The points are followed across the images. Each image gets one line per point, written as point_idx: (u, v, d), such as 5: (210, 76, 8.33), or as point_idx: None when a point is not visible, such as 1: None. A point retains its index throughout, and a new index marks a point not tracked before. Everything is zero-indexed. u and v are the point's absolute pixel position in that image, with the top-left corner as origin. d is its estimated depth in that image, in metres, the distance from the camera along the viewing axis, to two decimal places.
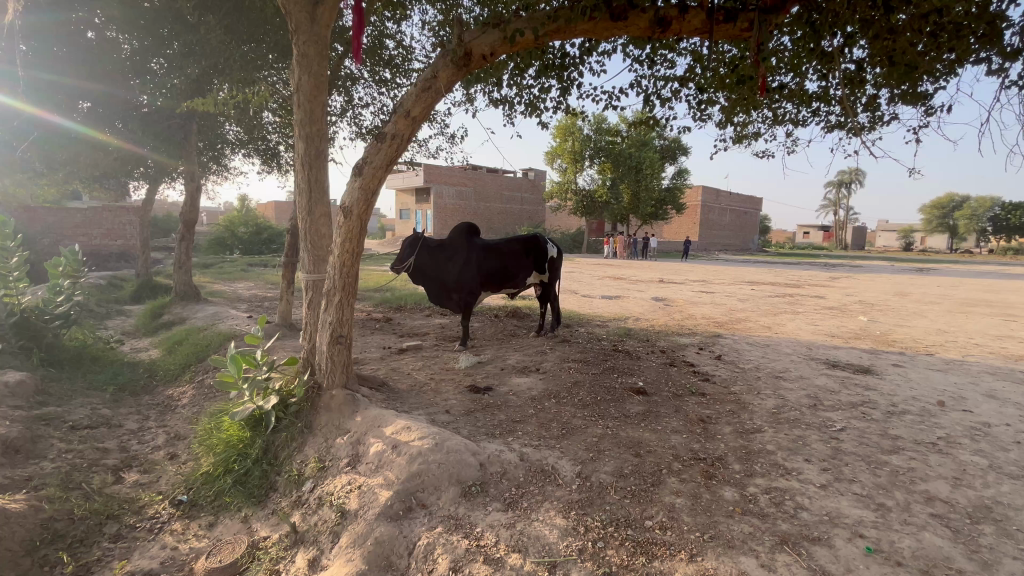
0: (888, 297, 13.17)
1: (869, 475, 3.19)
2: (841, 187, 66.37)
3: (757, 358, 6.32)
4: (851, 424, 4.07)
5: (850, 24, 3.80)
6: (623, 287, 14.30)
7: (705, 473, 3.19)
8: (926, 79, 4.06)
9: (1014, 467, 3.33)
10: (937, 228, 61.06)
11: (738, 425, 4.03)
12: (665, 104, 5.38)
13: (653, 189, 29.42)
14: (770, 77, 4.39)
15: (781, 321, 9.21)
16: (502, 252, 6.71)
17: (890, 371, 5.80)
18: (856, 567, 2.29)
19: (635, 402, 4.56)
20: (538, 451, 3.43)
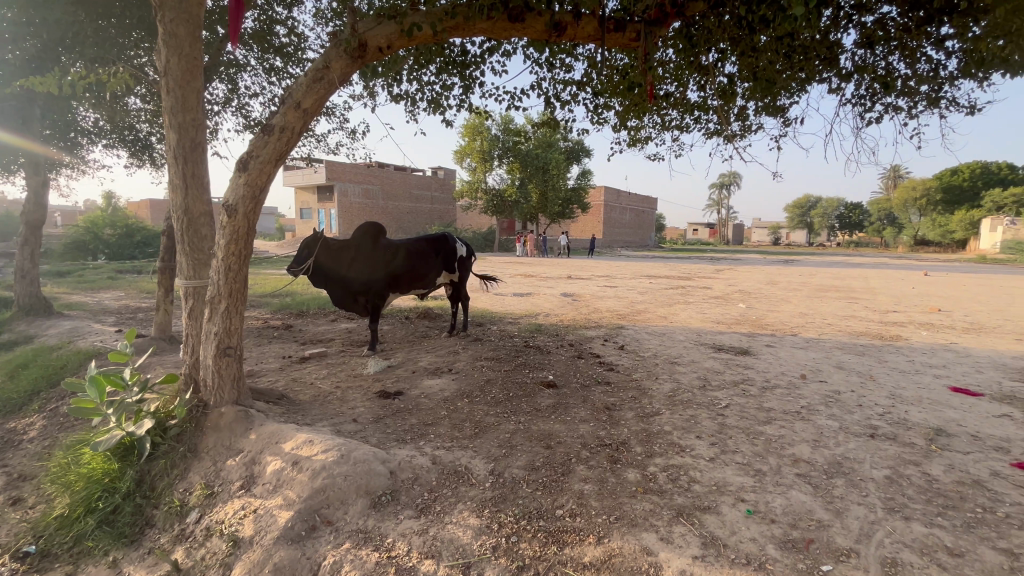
0: (761, 286, 14.95)
1: (748, 445, 3.58)
2: (721, 189, 74.04)
3: (656, 346, 6.82)
4: (733, 401, 4.55)
5: (723, 42, 4.23)
6: (534, 283, 14.69)
7: (610, 458, 3.37)
8: (783, 95, 4.67)
9: (857, 426, 3.94)
10: (798, 225, 70.47)
11: (639, 410, 4.32)
12: (565, 107, 5.60)
13: (560, 188, 30.56)
14: (658, 86, 4.76)
15: (675, 310, 10.04)
16: (410, 253, 6.51)
17: (764, 351, 6.57)
18: (740, 530, 2.55)
19: (545, 395, 4.70)
20: (451, 453, 3.39)
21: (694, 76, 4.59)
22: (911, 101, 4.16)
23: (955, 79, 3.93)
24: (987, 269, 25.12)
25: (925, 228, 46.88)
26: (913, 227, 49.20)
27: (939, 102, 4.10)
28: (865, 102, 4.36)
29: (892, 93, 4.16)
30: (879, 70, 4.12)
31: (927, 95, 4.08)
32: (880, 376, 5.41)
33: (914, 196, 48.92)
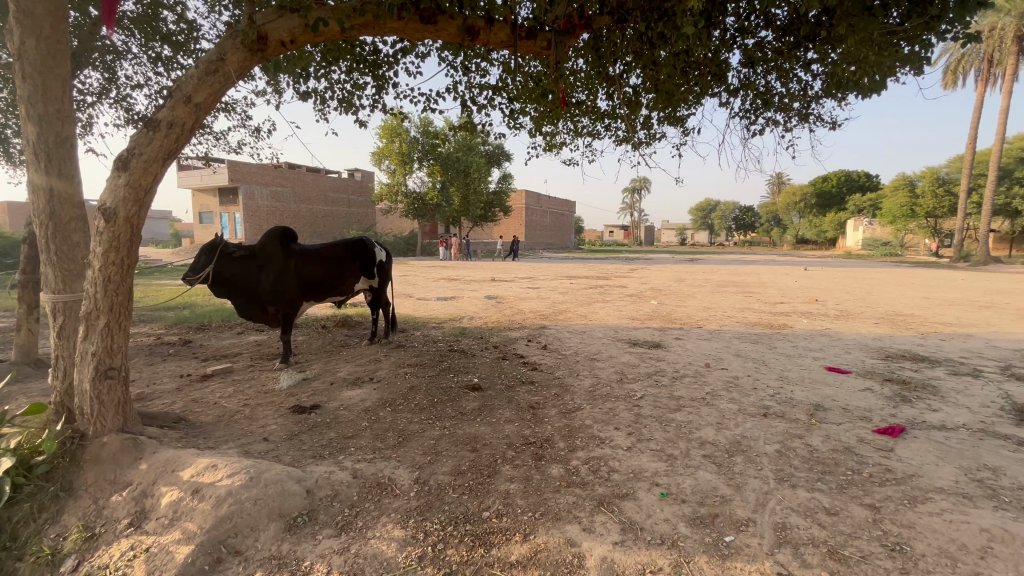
0: (671, 283, 16.05)
1: (661, 432, 3.83)
2: (633, 194, 78.60)
3: (577, 344, 7.06)
4: (648, 391, 4.85)
5: (627, 56, 4.51)
6: (457, 287, 14.60)
7: (535, 455, 3.44)
8: (681, 107, 5.08)
9: (753, 407, 4.36)
10: (701, 226, 76.67)
11: (562, 406, 4.46)
12: (482, 111, 5.65)
13: (481, 192, 30.67)
14: (570, 93, 4.97)
15: (594, 309, 10.48)
16: (323, 258, 6.15)
17: (674, 344, 7.06)
18: (655, 512, 2.71)
19: (471, 398, 4.69)
20: (373, 465, 3.27)
21: (602, 85, 4.85)
22: (786, 116, 4.70)
23: (819, 98, 4.51)
24: (853, 263, 28.96)
25: (804, 228, 53.07)
26: (795, 228, 55.51)
27: (808, 117, 4.67)
28: (750, 116, 4.85)
29: (771, 108, 4.67)
30: (760, 87, 4.60)
31: (799, 111, 4.63)
32: (771, 361, 6.03)
33: (794, 200, 55.21)
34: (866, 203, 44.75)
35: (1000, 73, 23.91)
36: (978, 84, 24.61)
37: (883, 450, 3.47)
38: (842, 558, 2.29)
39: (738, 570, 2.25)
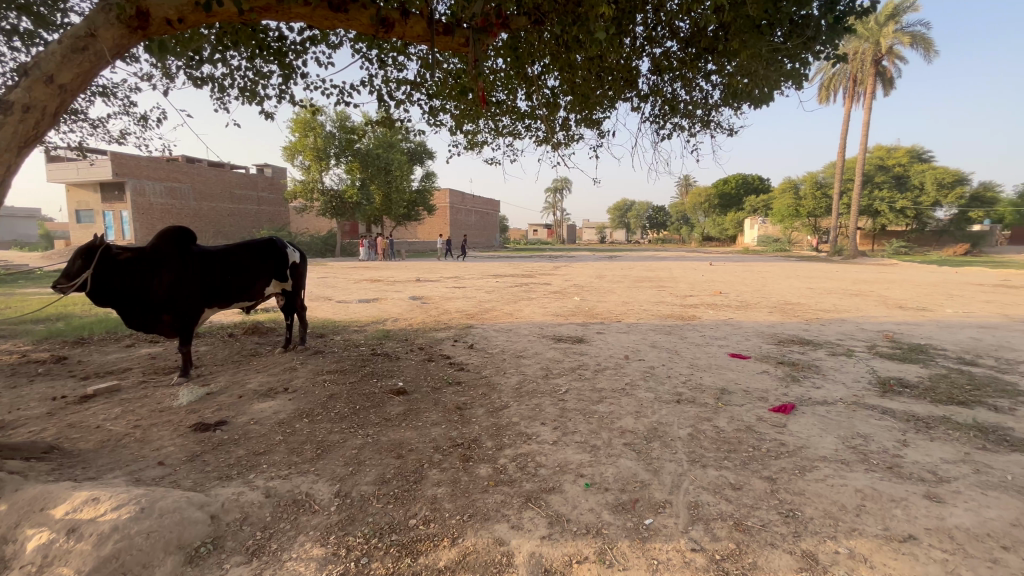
0: (592, 280, 16.68)
1: (585, 424, 3.96)
2: (555, 194, 80.86)
3: (503, 342, 7.11)
4: (572, 385, 5.00)
5: (544, 57, 4.60)
6: (380, 288, 14.13)
7: (462, 457, 3.40)
8: (597, 110, 5.30)
9: (667, 395, 4.65)
10: (618, 225, 80.64)
11: (489, 405, 4.45)
12: (401, 106, 5.51)
13: (404, 190, 29.90)
14: (489, 92, 4.98)
15: (519, 307, 10.63)
16: (228, 261, 5.65)
17: (596, 338, 7.34)
18: (580, 503, 2.79)
19: (395, 402, 4.54)
20: (288, 481, 3.05)
21: (522, 85, 4.91)
22: (690, 122, 5.06)
23: (718, 107, 4.90)
24: (751, 258, 31.95)
25: (709, 227, 57.68)
26: (701, 226, 60.15)
27: (710, 123, 5.06)
28: (659, 121, 5.16)
29: (678, 114, 5.00)
30: (667, 93, 4.91)
31: (701, 118, 5.00)
32: (683, 350, 6.47)
33: (700, 200, 59.82)
34: (760, 204, 49.58)
35: (862, 92, 27.57)
36: (846, 101, 28.18)
37: (778, 426, 3.85)
38: (745, 529, 2.50)
39: (657, 550, 2.37)
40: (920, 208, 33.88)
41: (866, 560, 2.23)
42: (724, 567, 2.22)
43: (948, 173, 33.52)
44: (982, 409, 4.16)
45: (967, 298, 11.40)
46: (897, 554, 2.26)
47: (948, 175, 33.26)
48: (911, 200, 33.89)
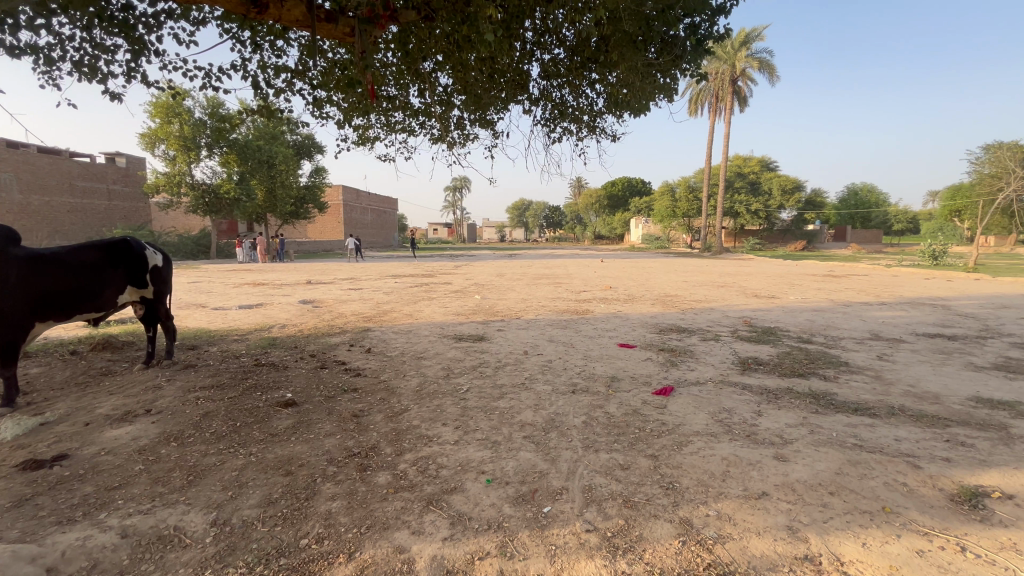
0: (492, 278, 16.86)
1: (486, 421, 4.00)
2: (454, 193, 80.61)
3: (403, 344, 6.92)
4: (473, 384, 5.02)
5: (437, 54, 4.57)
6: (265, 292, 12.98)
7: (359, 467, 3.24)
8: (491, 111, 5.39)
9: (563, 386, 4.88)
10: (517, 224, 82.76)
11: (388, 410, 4.31)
12: (281, 96, 5.10)
13: (290, 186, 27.73)
14: (379, 86, 4.81)
15: (420, 307, 10.44)
16: (66, 266, 4.76)
17: (497, 335, 7.46)
18: (481, 500, 2.81)
19: (283, 416, 4.20)
20: (152, 516, 2.68)
21: (413, 81, 4.81)
22: (578, 127, 5.34)
23: (602, 114, 5.24)
24: (637, 255, 34.77)
25: (600, 226, 61.56)
26: (593, 225, 63.97)
27: (596, 129, 5.39)
28: (550, 125, 5.39)
29: (566, 119, 5.27)
30: (556, 98, 5.15)
31: (588, 124, 5.32)
32: (577, 343, 6.83)
33: (592, 201, 63.63)
34: (643, 205, 54.03)
35: (723, 108, 31.31)
36: (710, 115, 31.82)
37: (660, 407, 4.23)
38: (633, 505, 2.72)
39: (555, 536, 2.47)
40: (769, 210, 39.46)
41: (731, 519, 2.54)
42: (615, 542, 2.39)
43: (788, 180, 39.58)
44: (815, 379, 4.97)
45: (803, 287, 13.52)
46: (754, 510, 2.61)
47: (787, 183, 39.35)
48: (762, 203, 39.26)
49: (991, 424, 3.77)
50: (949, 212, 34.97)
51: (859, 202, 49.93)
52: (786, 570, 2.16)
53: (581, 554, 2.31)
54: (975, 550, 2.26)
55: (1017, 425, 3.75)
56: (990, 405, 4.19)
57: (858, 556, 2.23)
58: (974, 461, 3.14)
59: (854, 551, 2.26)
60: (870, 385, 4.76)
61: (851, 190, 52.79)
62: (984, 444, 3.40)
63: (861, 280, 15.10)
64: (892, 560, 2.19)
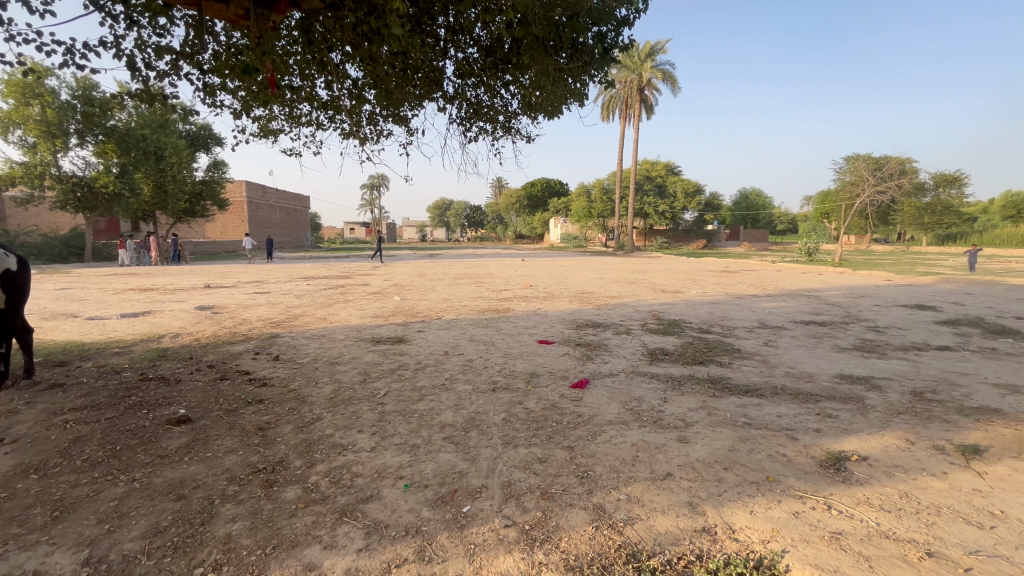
0: (412, 279, 16.47)
1: (404, 425, 3.90)
2: (370, 191, 77.67)
3: (315, 350, 6.54)
4: (391, 387, 4.87)
5: (345, 45, 4.38)
6: (154, 298, 11.64)
7: (265, 484, 3.01)
8: (404, 107, 5.26)
9: (484, 384, 4.90)
10: (437, 223, 81.72)
11: (298, 420, 4.04)
12: (165, 79, 4.60)
13: (184, 180, 25.12)
14: (281, 75, 4.50)
15: (334, 310, 9.93)
16: None
17: (417, 336, 7.31)
18: (399, 506, 2.74)
19: (175, 434, 3.79)
20: (3, 563, 2.29)
21: (319, 72, 4.57)
22: (494, 127, 5.39)
23: (517, 115, 5.34)
24: (555, 254, 35.84)
25: (520, 226, 62.56)
26: (513, 225, 64.95)
27: (511, 130, 5.47)
28: (466, 123, 5.39)
29: (481, 118, 5.29)
30: (471, 98, 5.15)
31: (503, 124, 5.37)
32: (498, 341, 6.89)
33: (512, 201, 64.53)
34: (560, 205, 55.72)
35: (632, 115, 33.12)
36: (621, 121, 33.56)
37: (577, 400, 4.39)
38: (550, 496, 2.79)
39: (474, 534, 2.47)
40: (674, 211, 42.51)
41: (639, 500, 2.70)
42: (533, 534, 2.44)
43: (690, 184, 42.98)
44: (713, 365, 5.43)
45: (703, 282, 14.74)
46: (660, 490, 2.80)
47: (689, 186, 42.66)
48: (667, 204, 42.22)
49: (851, 397, 4.37)
50: (820, 214, 39.98)
51: (748, 204, 55.39)
52: (686, 543, 2.34)
53: (500, 550, 2.34)
54: (838, 507, 2.60)
55: (870, 396, 4.39)
56: (851, 380, 4.85)
57: (747, 523, 2.48)
58: (839, 430, 3.61)
59: (744, 519, 2.51)
60: (758, 369, 5.30)
61: (742, 194, 58.41)
62: (846, 414, 3.93)
63: (752, 275, 16.76)
64: (774, 523, 2.46)
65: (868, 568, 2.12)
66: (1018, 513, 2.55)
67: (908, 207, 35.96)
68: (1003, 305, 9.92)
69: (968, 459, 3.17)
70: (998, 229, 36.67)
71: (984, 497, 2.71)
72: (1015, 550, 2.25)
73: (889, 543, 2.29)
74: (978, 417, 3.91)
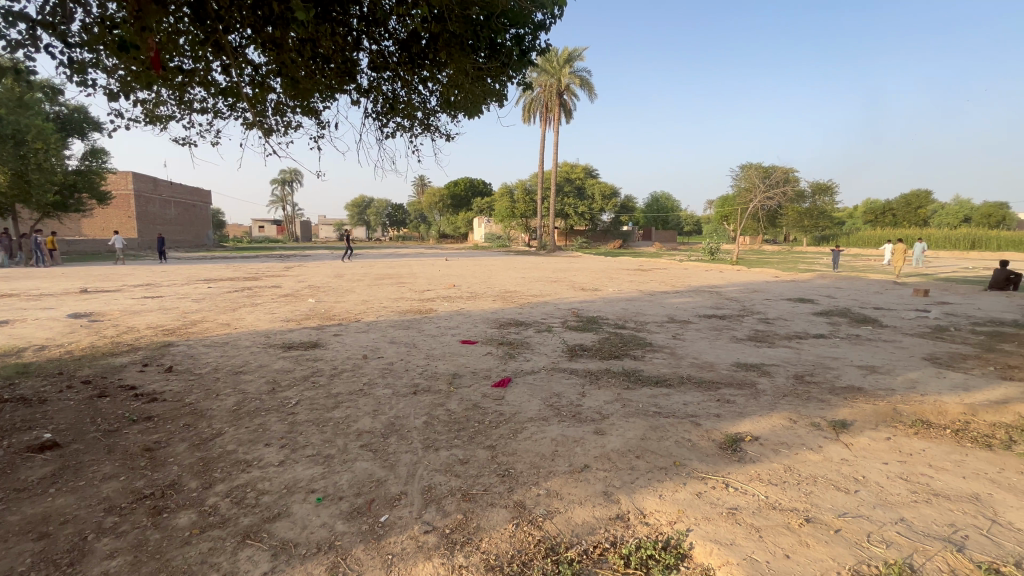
0: (328, 280, 15.60)
1: (318, 435, 3.68)
2: (281, 187, 72.64)
3: (216, 359, 5.97)
4: (303, 396, 4.58)
5: (246, 27, 4.04)
6: (13, 305, 9.97)
7: (152, 511, 2.69)
8: (315, 98, 4.97)
9: (404, 388, 4.77)
10: (356, 222, 78.39)
11: (194, 438, 3.66)
12: (19, 50, 3.95)
13: (52, 169, 21.84)
14: (169, 55, 4.05)
15: (239, 314, 9.16)
16: None
17: (333, 341, 6.95)
18: (310, 522, 2.57)
19: (37, 463, 3.26)
20: None
21: (214, 55, 4.17)
22: (411, 123, 5.26)
23: (436, 112, 5.25)
24: (479, 254, 35.78)
25: (444, 225, 61.82)
26: (437, 224, 64.02)
27: (429, 127, 5.36)
28: (381, 118, 5.21)
29: (398, 114, 5.14)
30: (387, 92, 4.98)
31: (421, 121, 5.25)
32: (420, 343, 6.74)
33: (435, 200, 63.60)
34: (484, 205, 55.80)
35: (552, 118, 33.99)
36: (542, 124, 34.32)
37: (499, 399, 4.41)
38: (471, 497, 2.78)
39: (392, 543, 2.39)
40: (593, 212, 44.29)
41: (558, 494, 2.77)
42: (453, 538, 2.41)
43: (607, 187, 45.01)
44: (628, 359, 5.72)
45: (619, 280, 15.50)
46: (577, 483, 2.89)
47: (606, 189, 44.71)
48: (587, 206, 43.88)
49: (746, 383, 4.82)
50: (720, 217, 43.72)
51: (659, 207, 59.19)
52: (601, 531, 2.43)
53: (419, 557, 2.28)
54: (734, 484, 2.85)
55: (761, 381, 4.87)
56: (746, 368, 5.35)
57: (656, 506, 2.63)
58: (735, 414, 3.96)
59: (653, 503, 2.66)
60: (667, 361, 5.67)
61: (654, 197, 62.29)
62: (741, 399, 4.33)
63: (662, 273, 17.90)
64: (679, 505, 2.63)
65: (758, 537, 2.34)
66: (876, 477, 2.95)
67: (791, 212, 40.43)
68: (865, 297, 11.48)
69: (838, 432, 3.63)
70: (861, 231, 42.40)
71: (851, 465, 3.11)
72: (874, 509, 2.60)
73: (775, 513, 2.55)
74: (846, 395, 4.49)
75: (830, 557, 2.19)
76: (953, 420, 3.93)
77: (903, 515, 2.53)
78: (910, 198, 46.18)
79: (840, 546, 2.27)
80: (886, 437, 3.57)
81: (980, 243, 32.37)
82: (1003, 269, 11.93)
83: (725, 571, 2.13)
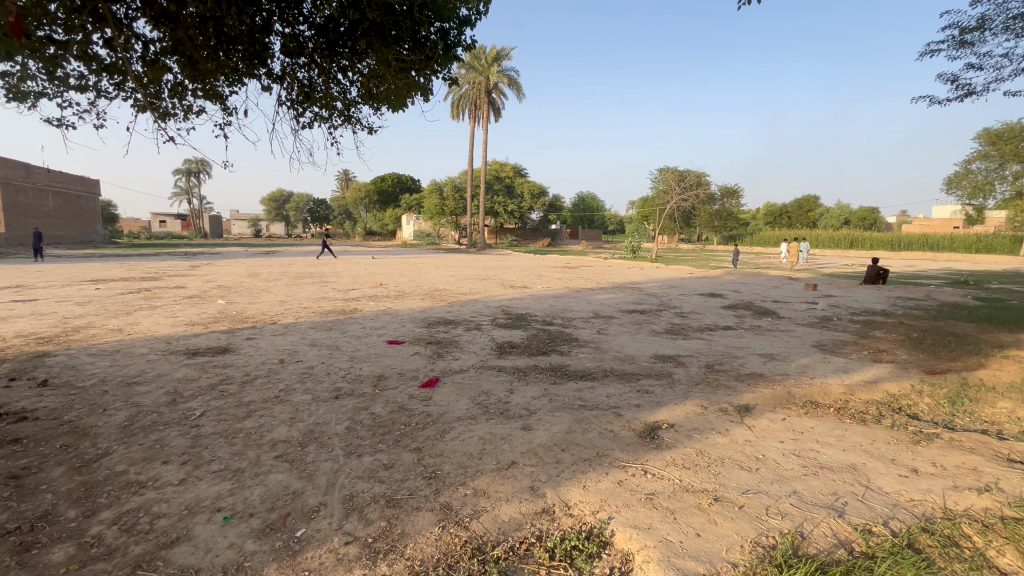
0: (240, 280, 14.45)
1: (225, 449, 3.38)
2: (186, 178, 66.26)
3: (104, 369, 5.29)
4: (210, 406, 4.19)
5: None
6: None
7: (18, 548, 2.33)
8: (219, 82, 4.57)
9: (325, 392, 4.52)
10: (274, 218, 73.44)
11: (74, 460, 3.22)
12: None
13: None
14: (37, 23, 3.54)
15: (133, 319, 8.20)
16: None
17: (246, 345, 6.42)
18: (215, 544, 2.36)
19: None
20: None
21: (95, 26, 3.70)
22: (330, 114, 5.00)
23: (357, 103, 5.02)
24: (407, 252, 34.78)
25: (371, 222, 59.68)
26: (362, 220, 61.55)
27: (350, 119, 5.12)
28: (297, 107, 4.89)
29: (316, 103, 4.87)
30: (302, 79, 4.69)
31: (341, 112, 5.01)
32: (343, 344, 6.43)
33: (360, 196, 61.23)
34: (412, 202, 54.57)
35: (481, 116, 33.97)
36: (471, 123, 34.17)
37: (426, 400, 4.32)
38: (396, 503, 2.69)
39: (309, 559, 2.25)
40: (522, 211, 44.84)
41: (485, 493, 2.76)
42: (376, 547, 2.31)
43: (535, 186, 45.76)
44: (555, 355, 5.84)
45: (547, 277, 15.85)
46: (504, 480, 2.90)
47: (535, 188, 45.52)
48: (516, 205, 44.37)
49: (663, 374, 5.10)
50: (642, 217, 46.24)
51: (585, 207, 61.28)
52: (528, 526, 2.46)
53: (339, 570, 2.16)
54: (652, 471, 3.00)
55: (677, 371, 5.18)
56: (664, 359, 5.67)
57: (580, 497, 2.71)
58: (654, 403, 4.18)
59: (578, 494, 2.74)
60: (593, 355, 5.86)
61: (580, 197, 64.32)
62: (659, 389, 4.58)
63: (589, 271, 18.54)
64: (602, 494, 2.72)
65: (673, 519, 2.48)
66: (773, 454, 3.25)
67: (704, 213, 43.55)
68: (766, 291, 12.63)
69: (742, 416, 3.95)
70: (762, 232, 46.62)
71: (753, 445, 3.40)
72: (771, 484, 2.86)
73: (687, 495, 2.72)
74: (750, 381, 4.90)
75: (735, 532, 2.38)
76: (836, 399, 4.43)
77: (795, 488, 2.81)
78: (801, 203, 51.52)
79: (743, 521, 2.47)
80: (782, 418, 3.95)
81: (858, 243, 36.79)
82: (874, 266, 13.63)
83: (643, 554, 2.24)
